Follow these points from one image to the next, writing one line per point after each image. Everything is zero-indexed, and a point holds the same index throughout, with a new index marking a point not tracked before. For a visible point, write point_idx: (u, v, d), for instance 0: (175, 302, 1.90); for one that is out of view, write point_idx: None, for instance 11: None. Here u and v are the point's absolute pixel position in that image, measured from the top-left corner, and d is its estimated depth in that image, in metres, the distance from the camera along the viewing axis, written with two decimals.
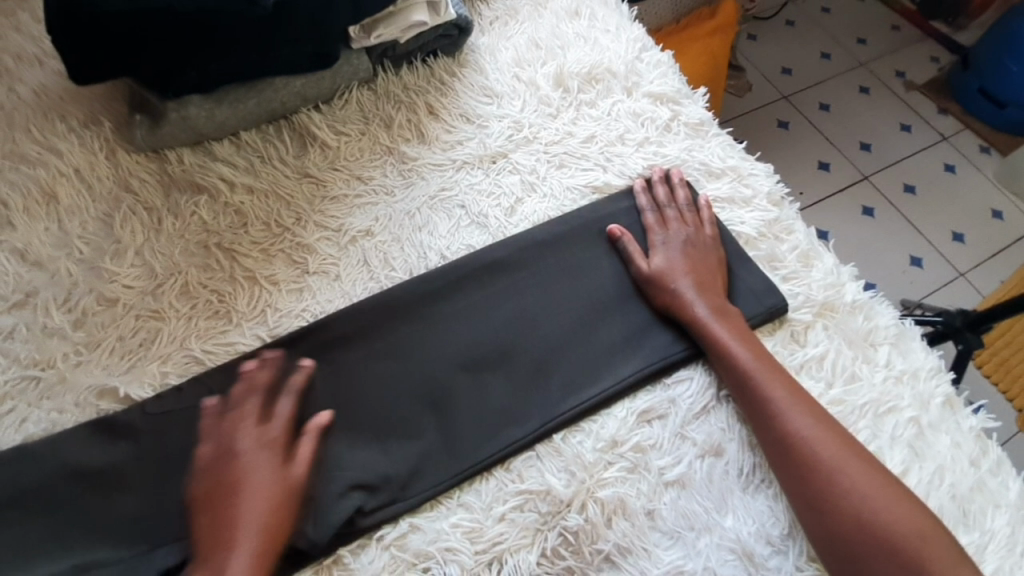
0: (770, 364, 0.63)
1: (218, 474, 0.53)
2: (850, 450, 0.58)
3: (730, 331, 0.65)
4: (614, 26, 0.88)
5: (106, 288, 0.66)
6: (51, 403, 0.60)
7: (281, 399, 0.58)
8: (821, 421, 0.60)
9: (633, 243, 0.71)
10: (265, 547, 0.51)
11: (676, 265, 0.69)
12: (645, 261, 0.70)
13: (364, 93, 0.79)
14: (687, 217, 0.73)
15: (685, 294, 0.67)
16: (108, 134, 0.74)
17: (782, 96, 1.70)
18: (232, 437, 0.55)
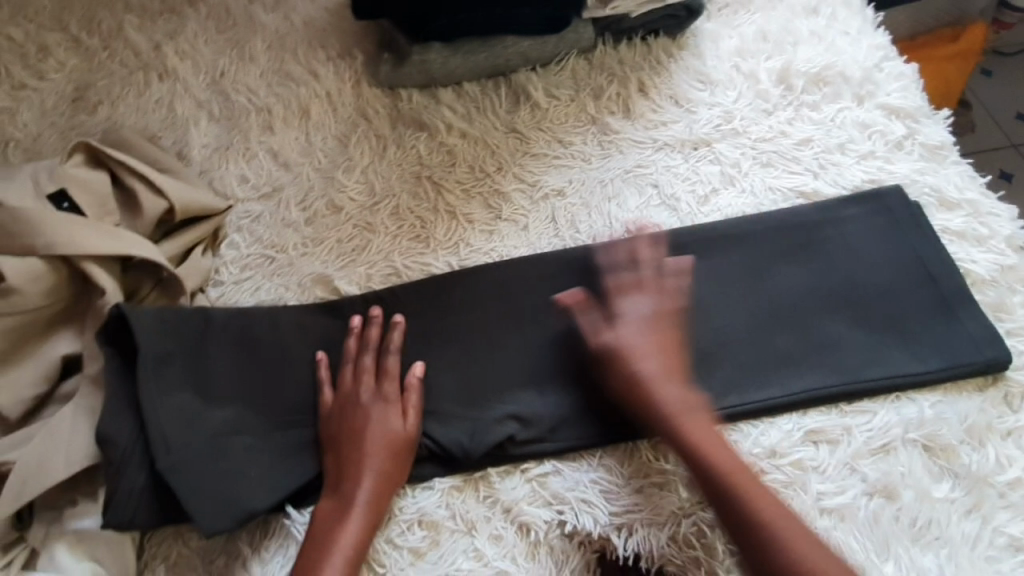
0: (723, 452, 0.56)
1: (358, 423, 0.59)
2: (813, 541, 0.52)
3: (699, 429, 0.57)
4: (855, 29, 0.82)
5: (335, 196, 0.76)
6: (279, 280, 0.71)
7: (386, 355, 0.63)
8: (750, 478, 0.55)
9: (593, 314, 0.64)
10: (377, 481, 0.57)
11: (642, 342, 0.61)
12: (608, 334, 0.62)
13: (580, 62, 0.82)
14: (660, 283, 0.65)
15: (646, 378, 0.59)
16: (357, 67, 0.84)
17: (1011, 143, 1.47)
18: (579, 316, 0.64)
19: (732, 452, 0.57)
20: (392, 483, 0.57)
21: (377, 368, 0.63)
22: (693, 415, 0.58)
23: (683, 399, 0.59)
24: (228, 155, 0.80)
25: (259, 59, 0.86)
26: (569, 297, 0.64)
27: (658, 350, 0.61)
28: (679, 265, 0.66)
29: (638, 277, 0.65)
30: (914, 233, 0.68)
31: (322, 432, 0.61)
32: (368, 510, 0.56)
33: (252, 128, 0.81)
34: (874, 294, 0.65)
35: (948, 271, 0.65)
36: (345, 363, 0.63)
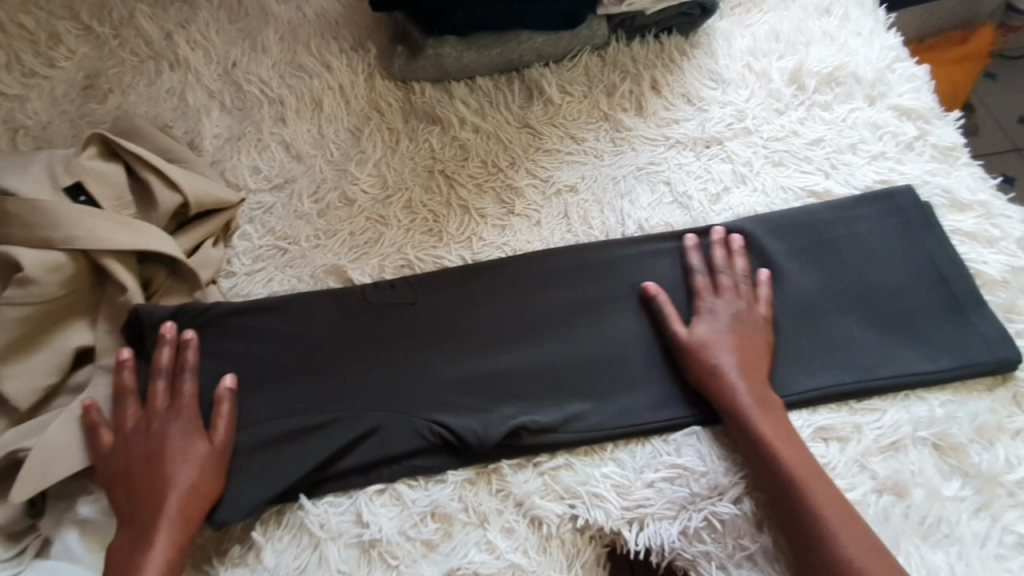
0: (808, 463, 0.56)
1: (149, 444, 0.57)
2: (863, 535, 0.52)
3: (765, 420, 0.58)
4: (868, 30, 0.82)
5: (348, 189, 0.76)
6: (292, 271, 0.71)
7: (184, 376, 0.61)
8: (813, 474, 0.55)
9: (668, 305, 0.66)
10: (183, 500, 0.54)
11: (719, 336, 0.62)
12: (683, 329, 0.64)
13: (593, 59, 0.82)
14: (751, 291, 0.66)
15: (724, 370, 0.60)
16: (370, 60, 0.84)
17: (1015, 147, 1.49)
18: (701, 305, 0.65)
19: (811, 458, 0.57)
20: (198, 509, 0.55)
21: (171, 391, 0.60)
22: (766, 408, 0.59)
23: (755, 394, 0.60)
24: (240, 146, 0.80)
25: (271, 50, 0.86)
26: (669, 309, 0.65)
27: (739, 345, 0.62)
28: (764, 280, 0.67)
29: (717, 282, 0.66)
30: (926, 235, 0.68)
31: (109, 469, 0.57)
32: (171, 543, 0.53)
33: (265, 120, 0.81)
34: (886, 294, 0.66)
35: (960, 274, 0.66)
36: (127, 393, 0.60)
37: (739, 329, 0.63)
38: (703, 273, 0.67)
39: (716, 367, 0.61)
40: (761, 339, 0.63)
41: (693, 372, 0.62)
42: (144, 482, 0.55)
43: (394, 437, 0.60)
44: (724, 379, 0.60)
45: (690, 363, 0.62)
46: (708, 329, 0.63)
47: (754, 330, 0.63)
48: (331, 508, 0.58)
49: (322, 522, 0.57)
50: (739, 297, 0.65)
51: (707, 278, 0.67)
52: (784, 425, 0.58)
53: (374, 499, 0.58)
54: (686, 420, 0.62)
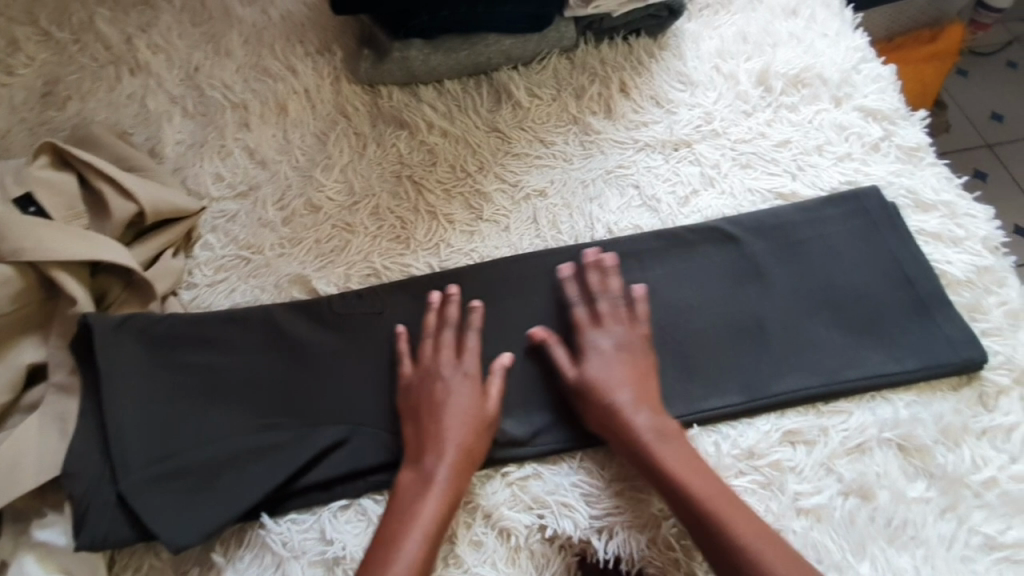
0: (721, 492, 0.54)
1: (439, 398, 0.59)
2: (787, 559, 0.51)
3: (671, 451, 0.56)
4: (834, 31, 0.82)
5: (313, 196, 0.74)
6: (256, 281, 0.69)
7: (465, 334, 0.63)
8: (729, 503, 0.53)
9: (559, 347, 0.63)
10: (459, 457, 0.56)
11: (609, 375, 0.60)
12: (573, 370, 0.61)
13: (562, 61, 0.81)
14: (631, 312, 0.65)
15: (624, 409, 0.58)
16: (336, 63, 0.83)
17: (984, 144, 1.52)
18: (587, 339, 0.63)
19: (723, 486, 0.55)
20: (473, 461, 0.57)
21: (455, 344, 0.63)
22: (665, 440, 0.57)
23: (654, 427, 0.58)
24: (202, 153, 0.78)
25: (235, 54, 0.84)
26: (560, 352, 0.63)
27: (631, 380, 0.60)
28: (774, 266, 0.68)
29: (596, 311, 0.65)
30: (891, 235, 0.69)
31: (400, 403, 0.60)
32: (453, 491, 0.55)
33: (227, 125, 0.79)
34: (854, 295, 0.66)
35: (925, 274, 0.66)
36: (424, 337, 0.64)
37: (620, 356, 0.61)
38: (580, 301, 0.66)
39: (612, 407, 0.58)
40: (653, 368, 0.62)
41: (594, 415, 0.59)
42: (412, 423, 0.59)
43: (363, 450, 0.59)
44: (622, 416, 0.58)
45: (586, 403, 0.60)
46: (597, 367, 0.61)
47: (644, 360, 0.62)
48: (294, 525, 0.57)
49: (285, 540, 0.56)
50: (616, 322, 0.64)
51: (586, 307, 0.65)
52: (687, 455, 0.56)
53: (339, 515, 0.57)
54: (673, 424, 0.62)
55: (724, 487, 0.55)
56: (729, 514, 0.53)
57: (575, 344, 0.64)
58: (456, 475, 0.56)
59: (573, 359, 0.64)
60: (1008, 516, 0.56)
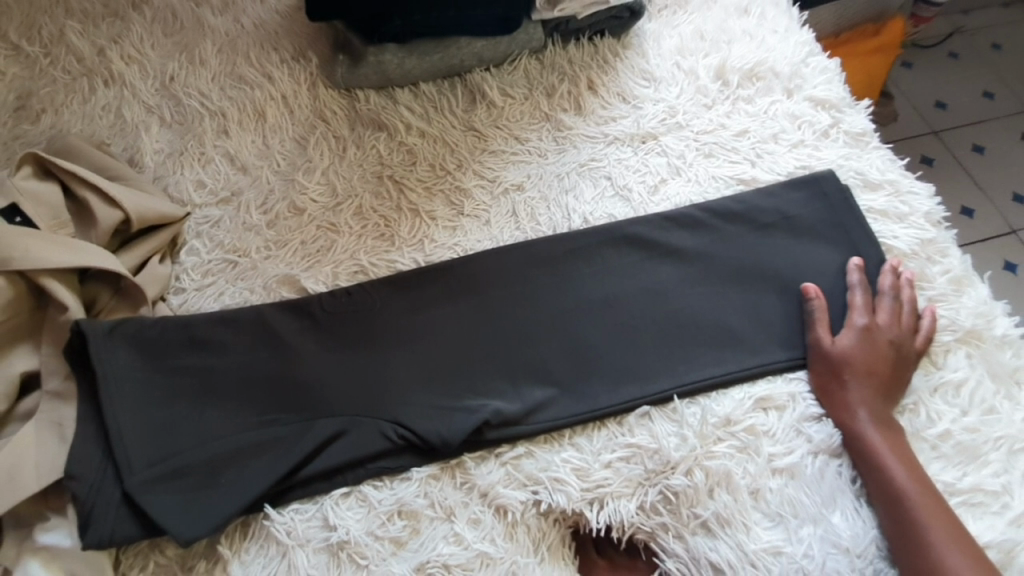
0: (904, 448, 0.60)
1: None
2: (934, 502, 0.57)
3: (888, 429, 0.61)
4: (784, 27, 0.89)
5: (297, 198, 0.76)
6: (243, 284, 0.71)
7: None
8: (910, 468, 0.59)
9: (890, 331, 0.65)
10: None
11: (859, 350, 0.64)
12: (825, 337, 0.66)
13: (532, 62, 0.85)
14: (897, 313, 0.67)
15: (855, 377, 0.63)
16: (313, 69, 0.84)
17: (930, 131, 1.62)
18: (855, 318, 0.67)
19: (905, 446, 0.60)
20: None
21: None
22: (890, 423, 0.61)
23: (882, 406, 0.62)
24: (182, 161, 0.79)
25: (210, 62, 0.85)
26: (822, 314, 0.68)
27: (864, 355, 0.64)
28: (929, 316, 0.67)
29: (873, 303, 0.68)
30: (844, 213, 0.74)
31: None
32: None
33: (207, 133, 0.80)
34: (812, 271, 0.71)
35: (875, 249, 0.72)
36: None
37: (884, 344, 0.65)
38: (861, 288, 0.69)
39: (834, 362, 0.64)
40: (901, 356, 0.65)
41: (826, 374, 0.64)
42: None
43: (360, 440, 0.60)
44: (836, 377, 0.64)
45: (822, 367, 0.65)
46: (851, 340, 0.65)
47: (902, 353, 0.65)
48: (297, 515, 0.58)
49: (289, 530, 0.57)
50: (902, 324, 0.66)
51: (865, 296, 0.68)
52: (886, 425, 0.61)
53: (340, 503, 0.59)
54: (656, 399, 0.65)
55: (918, 463, 0.60)
56: (910, 478, 0.58)
57: (843, 322, 0.68)
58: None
59: (560, 342, 0.68)
60: (961, 464, 0.61)
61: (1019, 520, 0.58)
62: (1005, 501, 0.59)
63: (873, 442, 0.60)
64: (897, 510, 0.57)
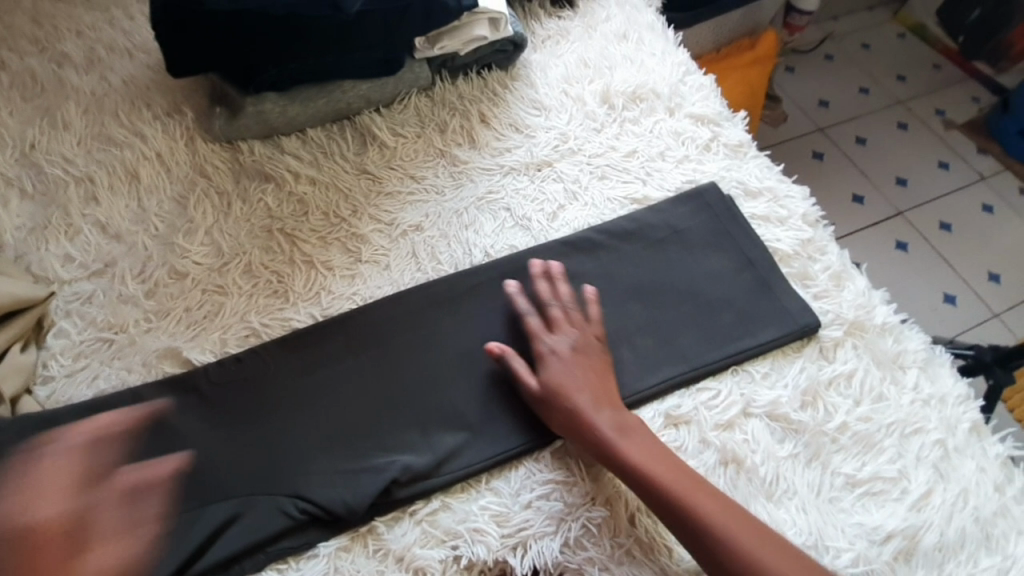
0: (651, 451, 0.60)
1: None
2: (714, 498, 0.57)
3: (629, 438, 0.60)
4: (660, 50, 0.94)
5: (178, 263, 0.71)
6: (121, 363, 0.66)
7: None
8: (679, 473, 0.59)
9: (563, 339, 0.66)
10: None
11: (570, 378, 0.64)
12: (535, 380, 0.64)
13: (422, 100, 0.85)
14: (575, 319, 0.68)
15: (585, 411, 0.62)
16: (189, 123, 0.80)
17: (817, 128, 1.75)
18: (540, 346, 0.66)
19: (653, 443, 0.61)
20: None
21: None
22: (627, 429, 0.61)
23: (615, 422, 0.61)
24: (47, 235, 0.72)
25: (73, 125, 0.79)
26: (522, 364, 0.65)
27: (588, 382, 0.64)
28: (592, 299, 0.70)
29: (549, 317, 0.68)
30: (730, 222, 0.78)
31: None
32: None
33: (73, 201, 0.74)
34: (709, 280, 0.74)
35: (763, 254, 0.75)
36: None
37: (581, 358, 0.65)
38: (533, 312, 0.69)
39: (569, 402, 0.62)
40: (602, 361, 0.66)
41: (562, 420, 0.62)
42: None
43: (259, 520, 0.57)
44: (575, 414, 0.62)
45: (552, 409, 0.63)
46: (556, 368, 0.64)
47: (589, 357, 0.66)
48: None
49: None
50: (570, 326, 0.67)
51: (538, 317, 0.69)
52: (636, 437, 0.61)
53: None
54: None
55: (670, 457, 0.60)
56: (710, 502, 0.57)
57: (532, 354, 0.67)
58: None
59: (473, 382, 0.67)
60: (860, 454, 0.63)
61: (917, 503, 0.60)
62: (903, 486, 0.61)
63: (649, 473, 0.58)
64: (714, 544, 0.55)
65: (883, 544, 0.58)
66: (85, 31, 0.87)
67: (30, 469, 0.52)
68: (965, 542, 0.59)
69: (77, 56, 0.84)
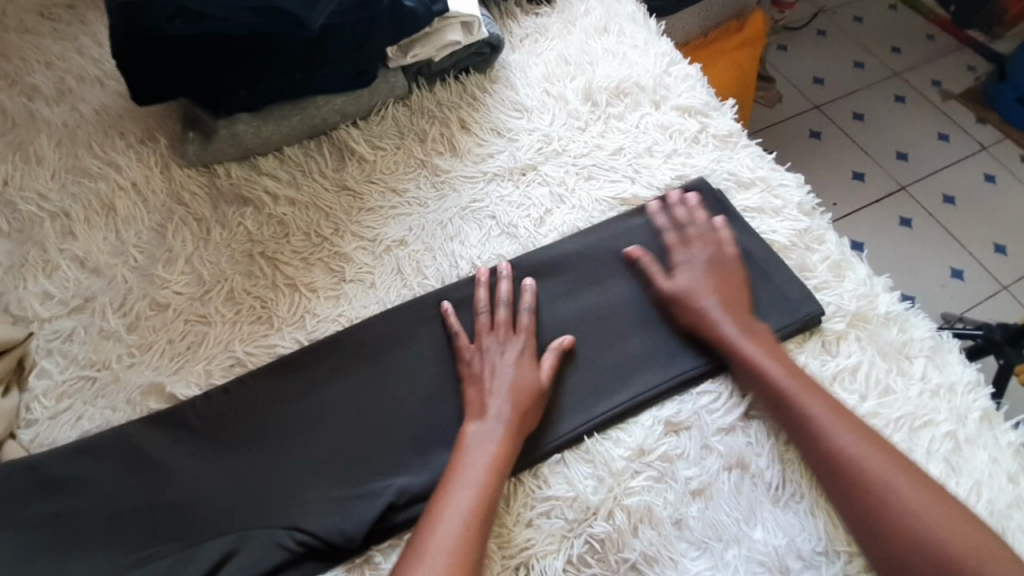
0: (801, 379, 0.62)
1: (474, 398, 0.62)
2: (847, 421, 0.59)
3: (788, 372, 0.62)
4: (643, 41, 0.91)
5: (158, 294, 0.70)
6: (105, 401, 0.64)
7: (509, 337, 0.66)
8: (819, 398, 0.60)
9: (652, 264, 0.72)
10: None
11: (699, 285, 0.69)
12: (667, 282, 0.70)
13: (399, 110, 0.83)
14: (713, 235, 0.72)
15: (711, 314, 0.67)
16: (162, 150, 0.78)
17: (812, 107, 1.72)
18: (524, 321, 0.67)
19: (817, 390, 0.62)
20: (505, 475, 0.58)
21: None
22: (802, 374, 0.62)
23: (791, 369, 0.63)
24: (24, 273, 0.71)
25: (46, 159, 0.77)
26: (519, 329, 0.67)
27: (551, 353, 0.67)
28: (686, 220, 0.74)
29: (686, 235, 0.73)
30: (725, 216, 0.75)
31: None
32: (472, 497, 0.55)
33: (49, 236, 0.73)
34: (705, 277, 0.71)
35: (759, 245, 0.73)
36: None
37: (695, 274, 0.69)
38: (669, 228, 0.74)
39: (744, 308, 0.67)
40: (735, 274, 0.70)
41: (684, 317, 0.68)
42: None
43: (255, 557, 0.54)
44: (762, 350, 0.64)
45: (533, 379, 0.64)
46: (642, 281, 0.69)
47: (725, 268, 0.70)
48: None
49: None
50: (686, 245, 0.72)
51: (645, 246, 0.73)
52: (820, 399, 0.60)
53: None
54: (569, 440, 0.62)
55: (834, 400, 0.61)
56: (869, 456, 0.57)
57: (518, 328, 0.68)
58: (483, 490, 0.56)
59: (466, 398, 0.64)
60: None
61: None
62: None
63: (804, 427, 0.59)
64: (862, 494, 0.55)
65: None
66: (54, 61, 0.85)
67: (203, 466, 0.59)
68: None
69: (47, 88, 0.83)
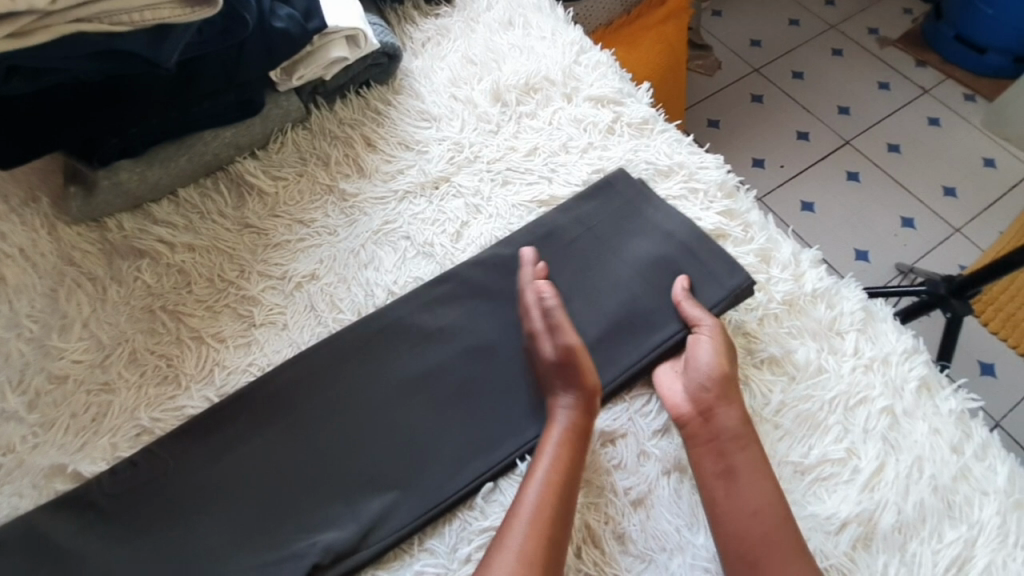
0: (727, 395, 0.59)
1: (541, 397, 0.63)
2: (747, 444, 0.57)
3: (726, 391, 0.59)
4: (549, 31, 0.87)
5: (55, 365, 0.64)
6: (9, 488, 0.59)
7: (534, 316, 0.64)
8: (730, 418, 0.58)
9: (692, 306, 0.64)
10: None
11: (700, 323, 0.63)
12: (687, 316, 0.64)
13: (299, 134, 0.78)
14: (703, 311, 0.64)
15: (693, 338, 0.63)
16: (46, 210, 0.72)
17: (751, 70, 1.69)
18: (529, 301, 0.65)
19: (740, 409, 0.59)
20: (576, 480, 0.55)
21: None
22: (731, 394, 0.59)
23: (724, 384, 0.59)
24: None
25: None
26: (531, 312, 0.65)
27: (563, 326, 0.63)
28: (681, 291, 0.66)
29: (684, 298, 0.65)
30: (644, 203, 0.73)
31: None
32: (559, 470, 0.55)
33: None
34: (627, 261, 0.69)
35: (678, 224, 0.71)
36: None
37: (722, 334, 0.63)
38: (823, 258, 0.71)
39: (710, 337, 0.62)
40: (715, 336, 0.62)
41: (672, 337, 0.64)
42: None
43: None
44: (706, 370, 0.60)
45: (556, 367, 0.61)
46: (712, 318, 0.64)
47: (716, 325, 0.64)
48: None
49: None
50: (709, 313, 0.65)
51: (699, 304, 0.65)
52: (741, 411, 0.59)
53: None
54: (502, 466, 0.60)
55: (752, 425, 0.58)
56: (767, 498, 0.54)
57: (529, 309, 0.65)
58: (563, 479, 0.55)
59: (394, 436, 0.62)
60: (805, 437, 0.59)
61: (871, 482, 0.57)
62: (854, 465, 0.58)
63: (730, 460, 0.56)
64: (749, 532, 0.52)
65: (840, 534, 0.55)
66: None
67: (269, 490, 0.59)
68: (928, 516, 0.56)
69: None
